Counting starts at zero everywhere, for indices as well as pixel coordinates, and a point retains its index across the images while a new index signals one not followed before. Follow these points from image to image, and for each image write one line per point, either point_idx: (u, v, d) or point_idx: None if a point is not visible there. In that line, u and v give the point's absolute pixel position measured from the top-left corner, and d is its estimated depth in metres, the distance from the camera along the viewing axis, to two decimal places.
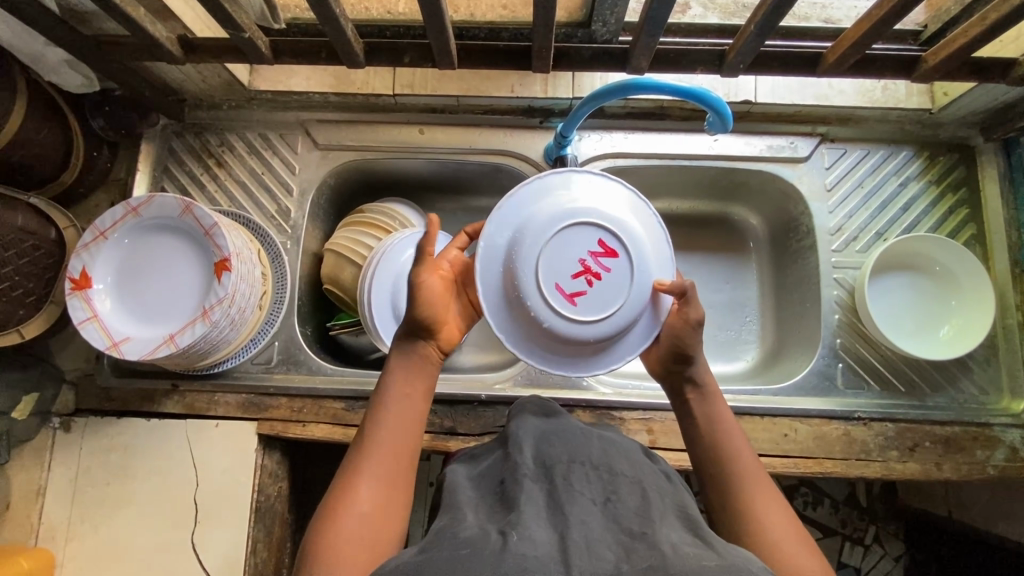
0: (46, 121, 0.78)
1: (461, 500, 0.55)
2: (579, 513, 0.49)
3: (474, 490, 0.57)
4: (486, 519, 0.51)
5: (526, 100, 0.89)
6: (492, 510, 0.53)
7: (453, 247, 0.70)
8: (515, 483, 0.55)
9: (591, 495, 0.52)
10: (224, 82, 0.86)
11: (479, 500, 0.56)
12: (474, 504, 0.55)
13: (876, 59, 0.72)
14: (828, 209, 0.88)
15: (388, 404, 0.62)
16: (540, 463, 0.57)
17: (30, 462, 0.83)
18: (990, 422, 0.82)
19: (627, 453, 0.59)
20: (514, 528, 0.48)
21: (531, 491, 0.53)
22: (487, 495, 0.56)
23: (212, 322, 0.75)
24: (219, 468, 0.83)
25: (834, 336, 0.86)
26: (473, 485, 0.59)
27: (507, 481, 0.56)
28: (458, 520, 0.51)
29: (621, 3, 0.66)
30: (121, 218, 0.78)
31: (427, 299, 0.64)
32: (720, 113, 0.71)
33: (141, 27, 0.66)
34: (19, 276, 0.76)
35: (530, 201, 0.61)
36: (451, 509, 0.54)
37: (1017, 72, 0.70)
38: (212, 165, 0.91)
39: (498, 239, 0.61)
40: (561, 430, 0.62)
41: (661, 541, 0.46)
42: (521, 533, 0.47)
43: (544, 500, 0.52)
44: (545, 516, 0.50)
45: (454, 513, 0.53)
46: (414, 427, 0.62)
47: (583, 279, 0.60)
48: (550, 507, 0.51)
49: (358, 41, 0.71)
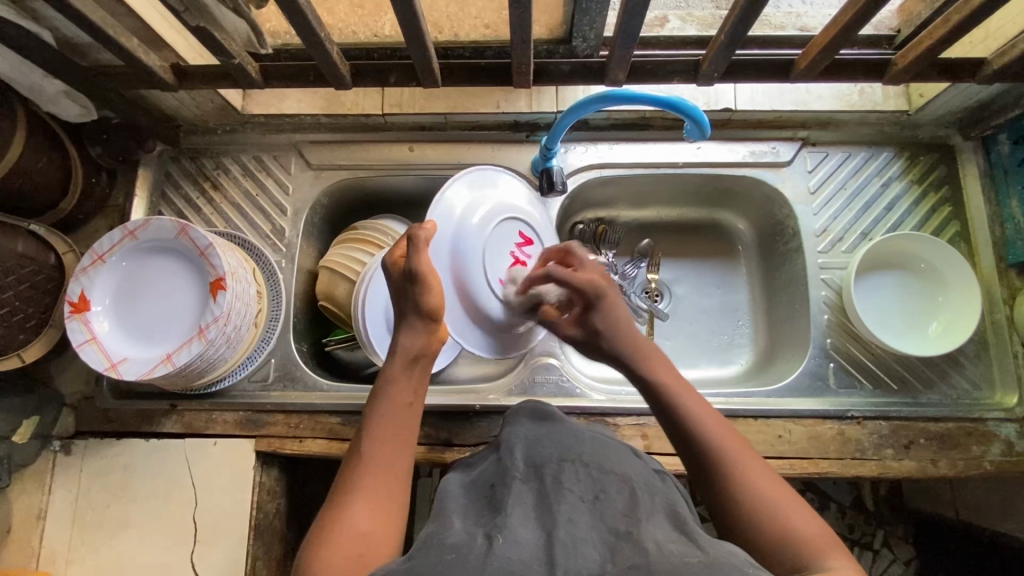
0: (45, 151, 0.80)
1: (451, 508, 0.56)
2: (566, 512, 0.50)
3: (464, 496, 0.58)
4: (474, 525, 0.51)
5: (511, 116, 0.91)
6: (481, 514, 0.53)
7: (393, 256, 0.70)
8: (504, 486, 0.55)
9: (581, 493, 0.53)
10: (217, 107, 0.89)
11: (469, 505, 0.56)
12: (462, 509, 0.55)
13: (847, 63, 0.73)
14: (812, 211, 0.89)
15: (379, 416, 0.63)
16: (531, 465, 0.57)
17: (31, 485, 0.84)
18: (984, 417, 0.82)
19: (617, 454, 0.60)
20: (500, 530, 0.48)
21: (520, 492, 0.54)
22: (477, 501, 0.56)
23: (208, 340, 0.76)
24: (218, 485, 0.84)
25: (824, 337, 0.86)
26: (463, 490, 0.59)
27: (497, 485, 0.57)
28: (446, 527, 0.51)
29: (598, 19, 0.68)
30: (120, 241, 0.80)
31: (433, 285, 0.68)
32: (698, 121, 0.72)
33: (135, 56, 0.68)
34: (19, 302, 0.78)
35: (458, 207, 0.75)
36: (440, 516, 0.54)
37: (986, 71, 0.72)
38: (208, 189, 0.94)
39: (446, 237, 0.74)
40: (552, 433, 0.62)
41: (646, 540, 0.47)
42: (507, 536, 0.47)
43: (533, 500, 0.53)
44: (533, 516, 0.51)
45: (444, 520, 0.53)
46: (410, 434, 0.63)
47: (516, 266, 0.79)
48: (538, 507, 0.52)
49: (345, 63, 0.74)
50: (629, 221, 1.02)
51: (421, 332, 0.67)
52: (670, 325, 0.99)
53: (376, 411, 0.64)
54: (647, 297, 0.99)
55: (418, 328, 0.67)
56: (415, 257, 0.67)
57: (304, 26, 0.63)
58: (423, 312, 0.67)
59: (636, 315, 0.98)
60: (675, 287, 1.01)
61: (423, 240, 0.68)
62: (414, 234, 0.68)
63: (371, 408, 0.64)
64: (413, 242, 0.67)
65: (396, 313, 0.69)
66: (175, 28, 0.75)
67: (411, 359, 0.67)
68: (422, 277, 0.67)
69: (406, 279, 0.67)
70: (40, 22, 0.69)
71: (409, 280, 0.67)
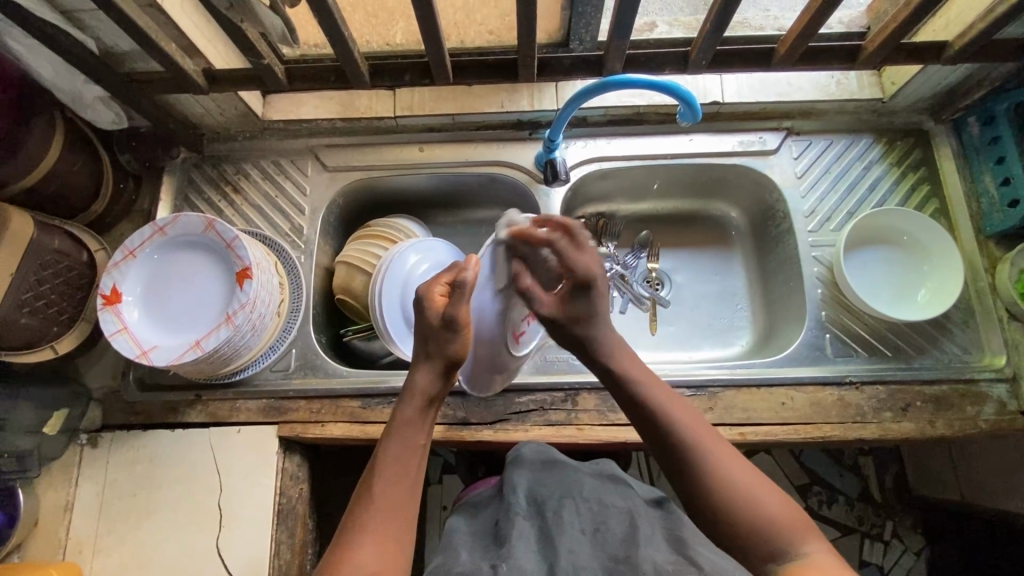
0: (79, 156, 0.85)
1: (457, 542, 0.64)
2: (567, 542, 0.58)
3: (472, 535, 0.65)
4: (481, 558, 0.59)
5: (515, 115, 0.98)
6: (487, 548, 0.61)
7: (437, 295, 0.72)
8: (508, 522, 0.63)
9: (580, 527, 0.61)
10: (240, 113, 0.95)
11: (477, 543, 0.64)
12: (469, 543, 0.63)
13: (821, 51, 0.81)
14: (800, 194, 0.95)
15: (389, 454, 0.65)
16: (533, 503, 0.65)
17: (59, 477, 0.86)
18: (976, 377, 0.85)
19: (617, 491, 0.67)
20: (504, 560, 0.56)
21: (523, 529, 0.61)
22: (484, 538, 0.64)
23: (236, 326, 0.80)
24: (242, 472, 0.86)
25: (820, 310, 0.91)
26: (471, 531, 0.67)
27: (501, 521, 0.64)
28: (453, 558, 0.60)
29: (593, 21, 0.77)
30: (150, 237, 0.85)
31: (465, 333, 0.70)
32: (690, 104, 0.78)
33: (172, 60, 0.74)
34: (55, 294, 0.82)
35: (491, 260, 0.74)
36: (448, 550, 0.63)
37: (948, 53, 0.78)
38: (229, 192, 0.99)
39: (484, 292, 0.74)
40: (555, 472, 0.70)
41: (643, 561, 0.54)
42: (510, 563, 0.55)
43: (536, 535, 0.61)
44: (536, 549, 0.59)
45: (451, 552, 0.62)
46: (417, 474, 0.66)
47: (523, 320, 0.81)
48: (540, 540, 0.60)
49: (363, 62, 0.80)
50: (627, 215, 1.08)
51: (437, 375, 0.70)
52: (672, 310, 1.04)
53: (387, 449, 0.66)
54: (648, 285, 1.04)
55: (436, 371, 0.70)
56: (456, 305, 0.68)
57: (331, 27, 0.69)
58: (447, 358, 0.70)
59: (637, 302, 1.02)
60: (675, 275, 1.06)
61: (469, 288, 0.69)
62: (461, 278, 0.69)
63: (384, 445, 0.67)
64: (461, 287, 0.69)
65: (421, 349, 0.71)
66: (208, 37, 0.81)
67: (423, 401, 0.69)
68: (456, 326, 0.69)
69: (444, 325, 0.69)
70: (87, 32, 0.75)
71: (448, 326, 0.69)
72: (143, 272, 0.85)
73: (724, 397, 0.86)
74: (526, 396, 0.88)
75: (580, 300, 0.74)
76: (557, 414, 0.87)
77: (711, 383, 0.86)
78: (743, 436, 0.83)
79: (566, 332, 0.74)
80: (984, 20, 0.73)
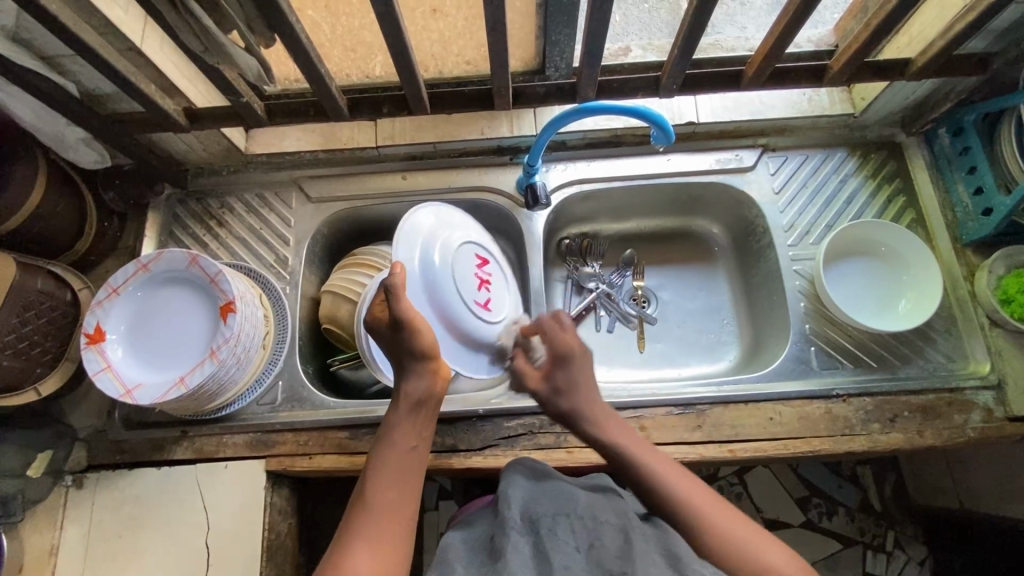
0: (62, 196, 0.86)
1: (452, 554, 0.62)
2: (563, 559, 0.57)
3: (466, 547, 0.64)
4: None
5: (495, 141, 0.99)
6: (482, 564, 0.60)
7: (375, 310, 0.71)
8: (503, 537, 0.61)
9: (574, 545, 0.60)
10: (223, 149, 0.96)
11: (471, 556, 0.62)
12: (464, 557, 0.61)
13: (788, 71, 0.83)
14: (779, 209, 0.96)
15: (383, 461, 0.65)
16: (528, 518, 0.63)
17: (43, 521, 0.85)
18: (961, 386, 0.86)
19: (611, 503, 0.66)
20: None
21: (517, 543, 0.60)
22: (479, 553, 0.62)
23: (220, 360, 0.80)
24: (230, 508, 0.85)
25: (803, 323, 0.91)
26: (466, 543, 0.64)
27: (496, 536, 0.62)
28: None
29: (568, 48, 0.78)
30: (133, 274, 0.85)
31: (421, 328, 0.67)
32: (664, 128, 0.79)
33: (152, 100, 0.75)
34: (37, 335, 0.82)
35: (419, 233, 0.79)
36: (443, 566, 0.60)
37: (912, 69, 0.81)
38: (214, 226, 0.99)
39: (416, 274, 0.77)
40: (548, 487, 0.68)
41: None
42: None
43: (530, 551, 0.59)
44: (531, 566, 0.57)
45: (445, 568, 0.60)
46: (414, 476, 0.65)
47: (483, 288, 0.83)
48: (535, 557, 0.58)
49: (342, 96, 0.81)
50: (611, 234, 1.09)
51: (422, 375, 0.69)
52: (659, 327, 1.04)
53: (382, 454, 0.66)
54: (634, 303, 1.05)
55: (418, 373, 0.69)
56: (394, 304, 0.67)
57: (307, 65, 0.70)
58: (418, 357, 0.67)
59: (625, 320, 1.03)
60: (661, 292, 1.07)
61: (398, 289, 0.67)
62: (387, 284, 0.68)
63: (378, 451, 0.67)
64: (391, 292, 0.67)
65: (394, 365, 0.70)
66: (187, 76, 0.82)
67: (413, 403, 0.68)
68: (410, 323, 0.66)
69: (394, 329, 0.67)
70: (67, 76, 0.76)
71: (398, 329, 0.67)
72: (127, 308, 0.85)
73: (712, 414, 0.86)
74: (513, 421, 0.88)
75: (558, 378, 0.78)
76: (546, 437, 0.87)
77: (698, 401, 0.86)
78: (733, 453, 0.83)
79: (552, 406, 0.77)
80: (943, 38, 0.75)
